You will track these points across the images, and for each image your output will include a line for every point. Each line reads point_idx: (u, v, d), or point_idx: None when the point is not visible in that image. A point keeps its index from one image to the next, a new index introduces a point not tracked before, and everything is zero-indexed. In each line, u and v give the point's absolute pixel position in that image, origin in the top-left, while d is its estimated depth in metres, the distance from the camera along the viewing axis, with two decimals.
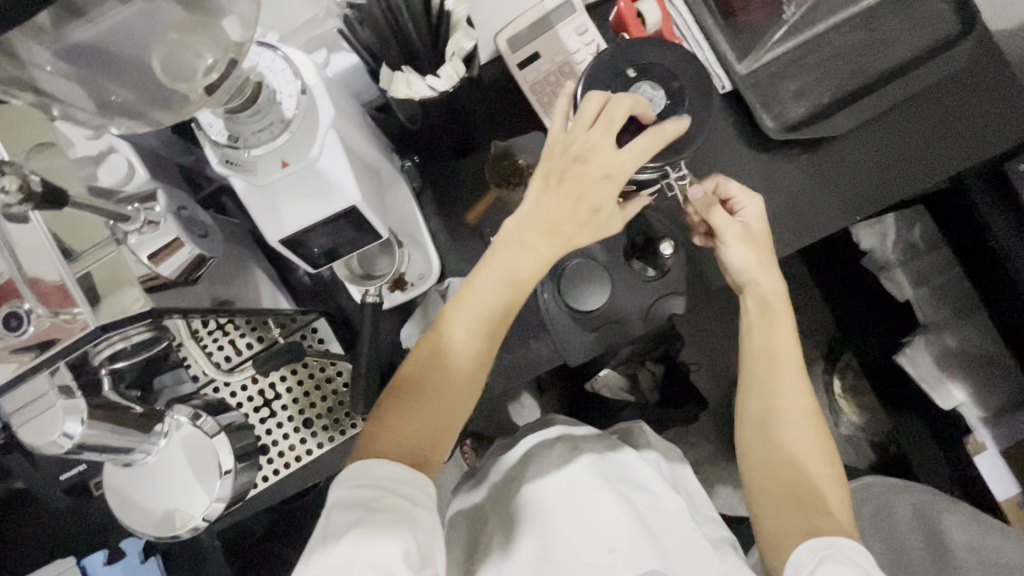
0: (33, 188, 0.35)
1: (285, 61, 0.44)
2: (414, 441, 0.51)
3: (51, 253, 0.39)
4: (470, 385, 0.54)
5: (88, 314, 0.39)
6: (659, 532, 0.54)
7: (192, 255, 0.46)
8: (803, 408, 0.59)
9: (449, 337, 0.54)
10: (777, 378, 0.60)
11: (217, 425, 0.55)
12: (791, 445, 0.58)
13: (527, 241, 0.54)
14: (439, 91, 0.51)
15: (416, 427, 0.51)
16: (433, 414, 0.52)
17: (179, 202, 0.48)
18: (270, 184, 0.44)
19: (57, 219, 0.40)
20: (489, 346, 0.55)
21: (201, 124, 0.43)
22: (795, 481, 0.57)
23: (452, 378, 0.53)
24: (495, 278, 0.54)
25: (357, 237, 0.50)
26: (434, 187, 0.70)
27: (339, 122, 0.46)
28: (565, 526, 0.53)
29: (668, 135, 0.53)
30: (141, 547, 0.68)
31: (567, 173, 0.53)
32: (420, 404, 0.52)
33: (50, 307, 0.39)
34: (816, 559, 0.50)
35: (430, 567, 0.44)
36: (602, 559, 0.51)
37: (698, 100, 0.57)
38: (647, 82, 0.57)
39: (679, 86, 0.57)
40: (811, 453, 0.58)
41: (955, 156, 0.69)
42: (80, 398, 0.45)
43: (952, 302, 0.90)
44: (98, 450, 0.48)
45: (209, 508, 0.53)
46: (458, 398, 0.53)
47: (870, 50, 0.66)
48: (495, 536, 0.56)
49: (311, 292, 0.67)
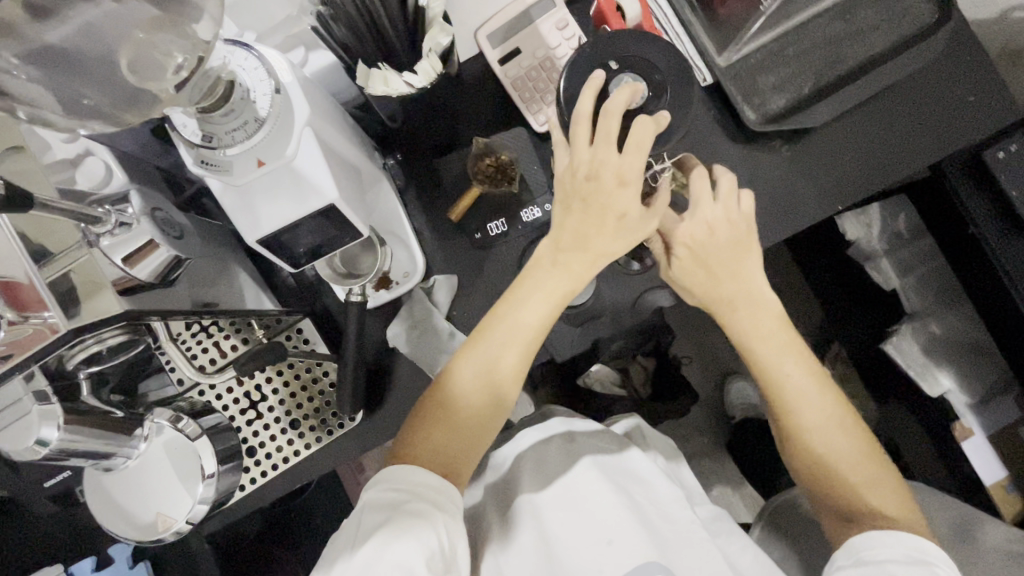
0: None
1: (259, 59, 0.43)
2: (455, 456, 0.52)
3: (20, 255, 0.39)
4: (507, 396, 0.54)
5: (60, 318, 0.39)
6: (656, 520, 0.53)
7: (169, 256, 0.45)
8: (832, 421, 0.57)
9: (473, 363, 0.54)
10: (793, 398, 0.58)
11: (199, 428, 0.54)
12: (831, 458, 0.57)
13: (560, 262, 0.54)
14: (416, 86, 0.51)
15: (457, 447, 0.52)
16: (477, 426, 0.53)
17: (155, 205, 0.48)
18: (247, 184, 0.44)
19: (24, 220, 0.39)
20: (518, 356, 0.54)
21: (174, 125, 0.43)
22: (839, 492, 0.57)
23: (484, 394, 0.53)
24: (530, 297, 0.54)
25: (338, 236, 0.50)
26: (417, 185, 0.69)
27: (314, 120, 0.45)
28: (562, 519, 0.52)
29: (658, 123, 0.51)
30: (129, 553, 0.70)
31: (582, 193, 0.52)
32: (454, 425, 0.53)
33: (19, 310, 0.39)
34: (852, 559, 0.53)
35: (451, 570, 0.44)
36: (602, 551, 0.50)
37: (682, 91, 0.55)
38: (627, 73, 0.55)
39: (662, 79, 0.56)
40: (850, 466, 0.57)
41: (934, 145, 0.70)
42: (56, 403, 0.45)
43: (937, 290, 0.90)
44: (77, 456, 0.48)
45: (192, 511, 0.53)
46: (492, 414, 0.54)
47: (847, 40, 0.66)
48: (492, 527, 0.56)
49: (295, 293, 0.66)
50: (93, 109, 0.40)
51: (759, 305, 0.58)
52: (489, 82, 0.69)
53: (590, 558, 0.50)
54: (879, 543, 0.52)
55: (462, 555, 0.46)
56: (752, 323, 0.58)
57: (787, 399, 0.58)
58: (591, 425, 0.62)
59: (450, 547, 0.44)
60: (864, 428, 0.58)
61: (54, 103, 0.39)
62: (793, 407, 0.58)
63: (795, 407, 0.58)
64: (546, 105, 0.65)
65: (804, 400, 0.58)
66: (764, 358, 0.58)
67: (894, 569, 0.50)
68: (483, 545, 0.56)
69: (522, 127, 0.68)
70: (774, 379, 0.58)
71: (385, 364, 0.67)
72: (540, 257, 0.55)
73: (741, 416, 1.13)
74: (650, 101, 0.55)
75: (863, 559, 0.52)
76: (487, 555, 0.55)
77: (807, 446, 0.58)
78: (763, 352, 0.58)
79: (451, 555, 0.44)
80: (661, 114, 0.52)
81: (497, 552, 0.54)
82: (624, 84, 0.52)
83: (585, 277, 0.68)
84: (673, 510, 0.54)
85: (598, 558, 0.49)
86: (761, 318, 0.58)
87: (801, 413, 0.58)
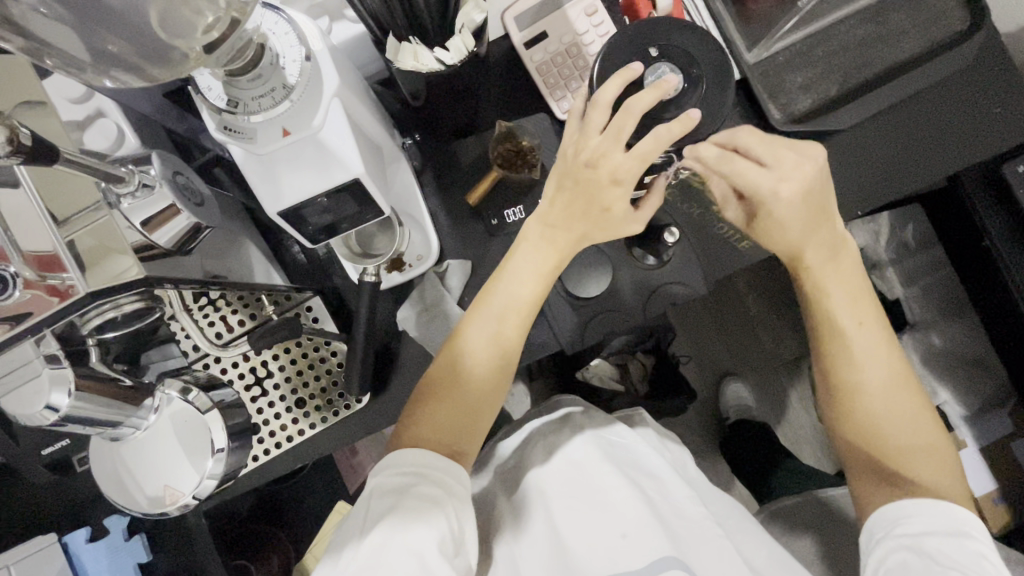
0: (22, 141, 0.32)
1: (290, 23, 0.42)
2: (449, 431, 0.51)
3: (38, 216, 0.38)
4: (500, 378, 0.54)
5: (79, 280, 0.38)
6: (669, 516, 0.52)
7: (189, 223, 0.44)
8: (891, 381, 0.57)
9: (468, 342, 0.54)
10: (854, 355, 0.58)
11: (209, 401, 0.53)
12: (879, 419, 0.57)
13: (547, 238, 0.55)
14: (447, 64, 0.50)
15: (445, 421, 0.52)
16: (470, 400, 0.53)
17: (176, 167, 0.46)
18: (271, 153, 0.43)
19: (44, 177, 0.38)
20: (513, 339, 0.54)
21: (199, 88, 0.41)
22: (884, 453, 0.57)
23: (482, 367, 0.53)
24: (519, 276, 0.54)
25: (358, 213, 0.48)
26: (434, 167, 0.68)
27: (343, 91, 0.44)
28: (573, 508, 0.52)
29: (686, 123, 0.49)
30: (125, 525, 0.66)
31: (577, 176, 0.52)
32: (449, 399, 0.52)
33: (39, 269, 0.37)
34: (890, 525, 0.54)
35: (461, 555, 0.43)
36: (614, 544, 0.48)
37: (716, 85, 0.54)
38: (667, 63, 0.54)
39: (698, 72, 0.54)
40: (900, 427, 0.57)
41: (956, 152, 0.69)
42: (68, 367, 0.42)
43: (939, 302, 0.91)
44: (79, 423, 0.45)
45: (199, 486, 0.52)
46: (490, 391, 0.54)
47: (877, 44, 0.66)
48: (506, 518, 0.56)
49: (305, 270, 0.65)
50: (121, 60, 0.38)
51: (828, 266, 0.58)
52: (511, 66, 0.68)
53: (601, 548, 0.48)
54: (914, 515, 0.53)
55: (471, 541, 0.45)
56: (828, 271, 0.58)
57: (838, 350, 0.58)
58: (593, 412, 0.64)
59: (458, 530, 0.44)
60: (924, 395, 0.58)
61: (77, 54, 0.38)
62: (854, 365, 0.58)
63: (859, 362, 0.57)
64: (570, 91, 0.64)
65: (864, 355, 0.57)
66: (829, 315, 0.58)
67: (935, 541, 0.51)
68: (497, 535, 0.55)
69: (543, 113, 0.67)
70: (840, 327, 0.58)
71: (392, 348, 0.66)
72: (532, 237, 0.55)
73: (735, 417, 1.13)
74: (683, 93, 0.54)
75: (900, 528, 0.53)
76: (501, 541, 0.54)
77: (854, 409, 0.58)
78: (836, 305, 0.58)
79: (461, 540, 0.44)
80: (692, 114, 0.49)
81: (512, 539, 0.54)
82: (652, 83, 0.50)
83: (600, 269, 0.67)
84: (686, 507, 0.54)
85: (610, 549, 0.48)
86: (832, 262, 0.58)
87: (861, 375, 0.57)
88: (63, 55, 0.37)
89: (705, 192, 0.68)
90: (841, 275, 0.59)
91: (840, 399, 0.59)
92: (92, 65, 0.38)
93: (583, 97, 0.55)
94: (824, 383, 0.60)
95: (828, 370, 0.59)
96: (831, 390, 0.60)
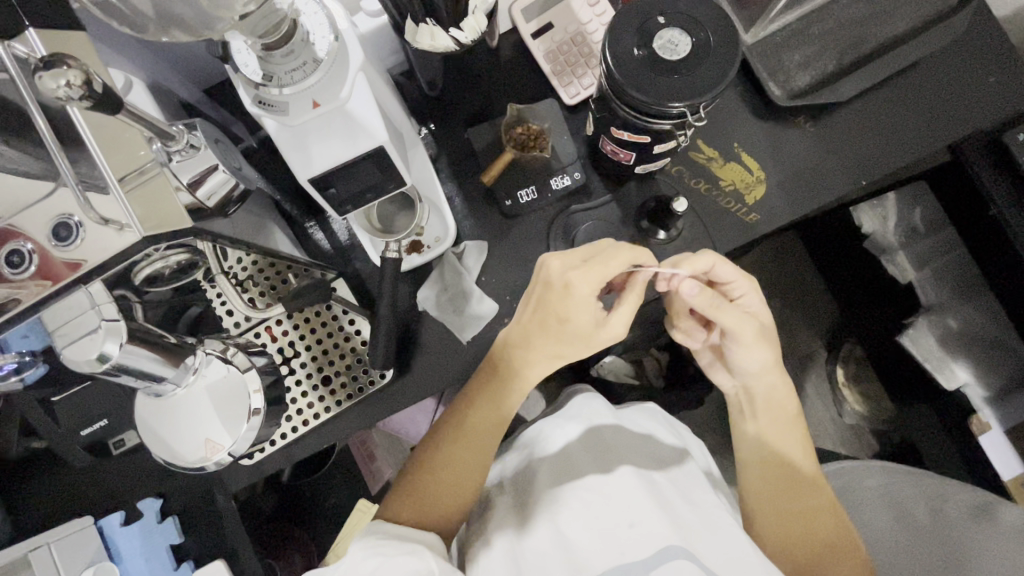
0: (95, 87, 0.33)
1: (319, 4, 0.45)
2: (436, 510, 0.60)
3: (94, 157, 0.38)
4: (471, 476, 0.61)
5: (135, 223, 0.39)
6: (682, 506, 0.55)
7: (229, 181, 0.47)
8: (804, 459, 0.64)
9: (449, 445, 0.62)
10: (780, 444, 0.64)
11: (247, 360, 0.57)
12: (804, 490, 0.63)
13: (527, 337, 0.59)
14: (461, 43, 0.54)
15: (433, 495, 0.60)
16: (450, 491, 0.60)
17: (215, 136, 0.49)
18: (302, 125, 0.46)
19: (98, 120, 0.39)
20: (478, 453, 0.61)
21: (236, 65, 0.45)
22: (817, 526, 0.62)
23: (461, 474, 0.61)
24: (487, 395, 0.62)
25: (382, 182, 0.51)
26: (450, 153, 0.71)
27: (367, 67, 0.47)
28: (586, 516, 0.53)
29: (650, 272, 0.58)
30: (158, 508, 0.67)
31: (540, 284, 0.58)
32: (440, 468, 0.61)
33: (99, 213, 0.38)
34: None
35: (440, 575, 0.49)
36: (624, 535, 0.51)
37: (726, 40, 0.52)
38: (673, 28, 0.52)
39: (706, 34, 0.52)
40: (819, 503, 0.62)
41: (910, 153, 0.71)
42: (122, 320, 0.44)
43: (954, 283, 0.90)
44: (130, 373, 0.48)
45: (236, 442, 0.54)
46: (462, 488, 0.60)
47: (868, 22, 0.69)
48: (511, 525, 0.57)
49: (329, 254, 0.68)
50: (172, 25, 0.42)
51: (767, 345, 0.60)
52: (520, 59, 0.71)
53: (612, 542, 0.51)
54: None
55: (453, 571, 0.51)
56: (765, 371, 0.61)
57: (768, 439, 0.64)
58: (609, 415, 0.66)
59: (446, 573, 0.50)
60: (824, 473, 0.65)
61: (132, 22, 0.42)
62: (788, 460, 0.64)
63: (785, 448, 0.64)
64: (577, 78, 0.68)
65: (792, 452, 0.64)
66: (761, 433, 0.64)
67: None
68: (497, 536, 0.57)
69: (552, 100, 0.71)
70: (768, 421, 0.63)
71: (414, 327, 0.68)
72: (496, 345, 0.63)
73: None
74: (695, 52, 0.52)
75: None
76: (502, 545, 0.55)
77: (787, 480, 0.63)
78: (778, 391, 0.62)
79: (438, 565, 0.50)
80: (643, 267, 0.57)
81: (516, 541, 0.55)
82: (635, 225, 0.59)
83: None
84: (699, 497, 0.58)
85: (621, 542, 0.50)
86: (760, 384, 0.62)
87: (800, 472, 0.63)
88: (125, 16, 0.41)
89: (711, 168, 0.72)
90: (773, 412, 0.63)
91: (771, 479, 0.63)
92: (154, 27, 0.43)
93: (612, 45, 0.52)
94: (766, 468, 0.64)
95: (767, 454, 0.64)
96: (762, 470, 0.64)
